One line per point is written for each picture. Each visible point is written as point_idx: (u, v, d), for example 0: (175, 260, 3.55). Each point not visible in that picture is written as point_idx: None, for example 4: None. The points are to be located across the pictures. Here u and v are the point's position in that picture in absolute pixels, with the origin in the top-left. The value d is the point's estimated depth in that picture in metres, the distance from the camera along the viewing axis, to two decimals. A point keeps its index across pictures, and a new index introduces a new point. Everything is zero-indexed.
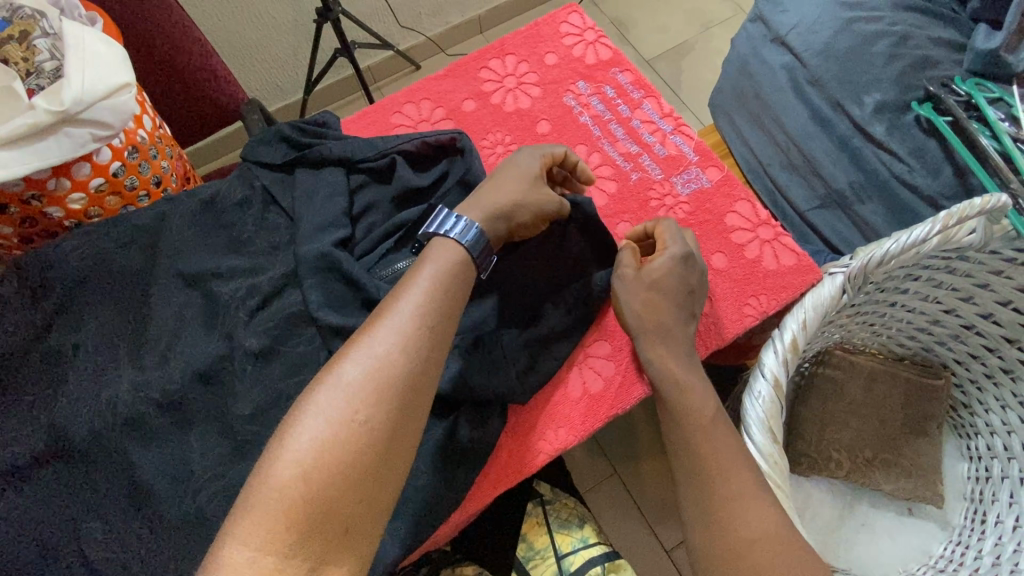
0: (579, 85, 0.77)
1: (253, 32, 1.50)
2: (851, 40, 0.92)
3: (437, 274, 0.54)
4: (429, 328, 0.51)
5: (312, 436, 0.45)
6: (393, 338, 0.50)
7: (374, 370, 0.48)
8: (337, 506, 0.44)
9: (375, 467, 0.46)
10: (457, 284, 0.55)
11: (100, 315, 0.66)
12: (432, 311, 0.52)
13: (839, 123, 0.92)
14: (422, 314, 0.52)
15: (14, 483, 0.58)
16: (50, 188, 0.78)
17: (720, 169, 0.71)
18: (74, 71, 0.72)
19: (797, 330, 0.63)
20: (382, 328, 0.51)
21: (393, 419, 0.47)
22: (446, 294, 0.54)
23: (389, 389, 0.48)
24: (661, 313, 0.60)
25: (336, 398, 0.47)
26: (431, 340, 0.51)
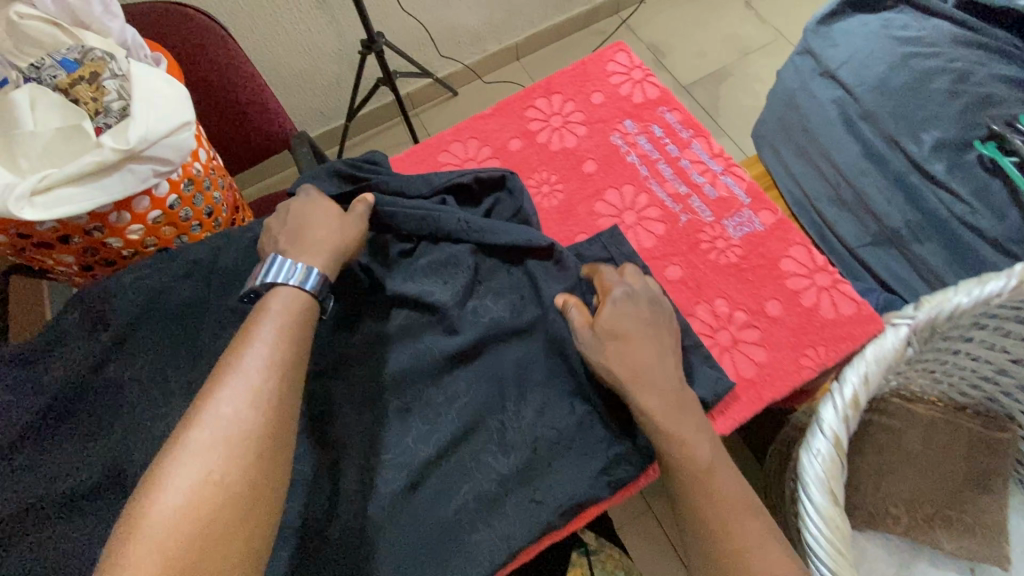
0: (626, 123, 0.76)
1: (300, 61, 1.56)
2: (907, 75, 0.89)
3: (276, 319, 0.54)
4: (287, 364, 0.52)
5: (171, 502, 0.42)
6: (254, 386, 0.49)
7: (228, 426, 0.46)
8: (202, 558, 0.42)
9: (252, 504, 0.45)
10: (297, 322, 0.55)
11: (157, 348, 0.68)
12: (281, 352, 0.52)
13: (894, 160, 0.89)
14: (273, 355, 0.51)
15: (67, 516, 0.59)
16: (111, 221, 0.82)
17: (774, 212, 0.69)
18: (140, 110, 0.75)
19: (858, 385, 0.61)
20: (240, 378, 0.49)
21: (261, 465, 0.46)
22: (292, 335, 0.54)
23: (249, 440, 0.46)
24: (630, 361, 0.56)
25: (203, 454, 0.45)
26: (288, 377, 0.51)
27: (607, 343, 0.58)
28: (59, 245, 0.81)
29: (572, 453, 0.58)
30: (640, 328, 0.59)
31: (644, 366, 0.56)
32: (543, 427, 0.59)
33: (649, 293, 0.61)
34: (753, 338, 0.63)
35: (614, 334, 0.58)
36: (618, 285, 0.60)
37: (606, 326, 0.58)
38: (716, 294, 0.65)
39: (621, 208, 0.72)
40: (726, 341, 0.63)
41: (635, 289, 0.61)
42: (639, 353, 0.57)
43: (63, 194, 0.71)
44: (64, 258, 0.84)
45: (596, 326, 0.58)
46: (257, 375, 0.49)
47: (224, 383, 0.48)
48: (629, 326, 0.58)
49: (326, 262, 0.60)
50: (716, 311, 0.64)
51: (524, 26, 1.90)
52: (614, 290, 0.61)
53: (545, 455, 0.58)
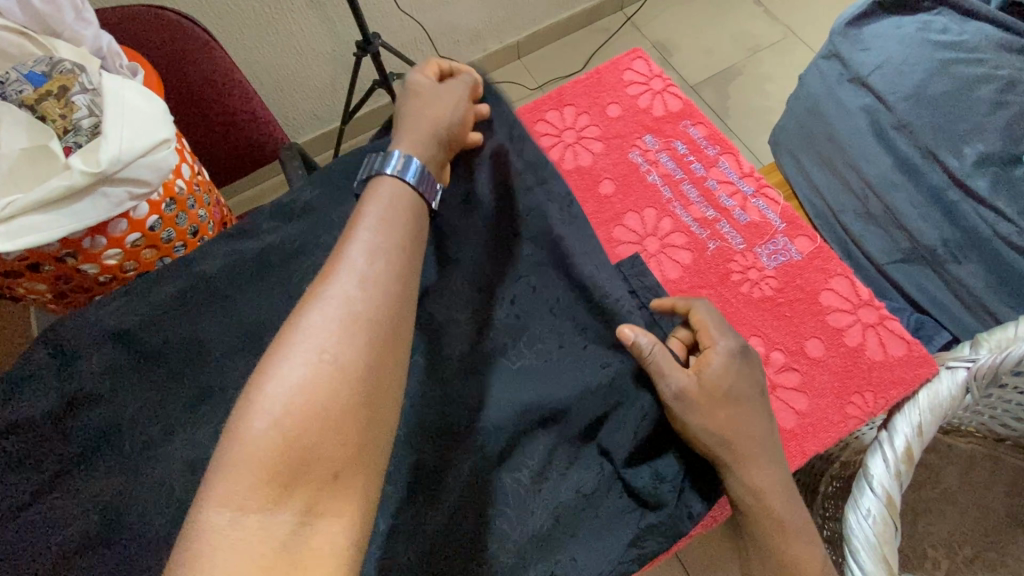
0: (646, 139, 0.70)
1: (292, 63, 1.48)
2: (946, 83, 0.82)
3: (389, 207, 0.46)
4: (401, 249, 0.43)
5: (280, 384, 0.34)
6: (367, 266, 0.41)
7: (353, 311, 0.38)
8: (327, 447, 0.34)
9: (374, 398, 0.36)
10: (411, 216, 0.47)
11: (133, 392, 0.61)
12: (397, 240, 0.43)
13: (930, 174, 0.83)
14: (388, 241, 0.43)
15: None
16: (85, 246, 0.75)
17: (811, 240, 0.63)
18: (112, 127, 0.68)
19: (911, 436, 0.55)
20: (353, 267, 0.40)
21: (379, 353, 0.38)
22: (405, 225, 0.45)
23: (364, 323, 0.38)
24: (739, 428, 0.52)
25: (314, 333, 0.36)
26: (408, 271, 0.43)
27: (714, 405, 0.52)
28: (28, 274, 0.74)
29: (596, 519, 0.53)
30: (747, 389, 0.53)
31: (750, 437, 0.52)
32: (564, 490, 0.53)
33: (753, 354, 0.55)
34: (792, 383, 0.57)
35: (718, 395, 0.52)
36: (724, 337, 0.54)
37: (714, 384, 0.52)
38: (750, 332, 0.59)
39: (642, 234, 0.65)
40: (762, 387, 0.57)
41: (746, 347, 0.55)
42: (748, 420, 0.52)
43: (28, 222, 0.65)
44: (34, 286, 0.77)
45: (701, 383, 0.53)
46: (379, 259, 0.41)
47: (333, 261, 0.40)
48: (734, 391, 0.53)
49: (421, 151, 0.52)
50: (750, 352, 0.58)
51: (525, 24, 1.82)
52: (720, 342, 0.55)
53: (566, 522, 0.52)
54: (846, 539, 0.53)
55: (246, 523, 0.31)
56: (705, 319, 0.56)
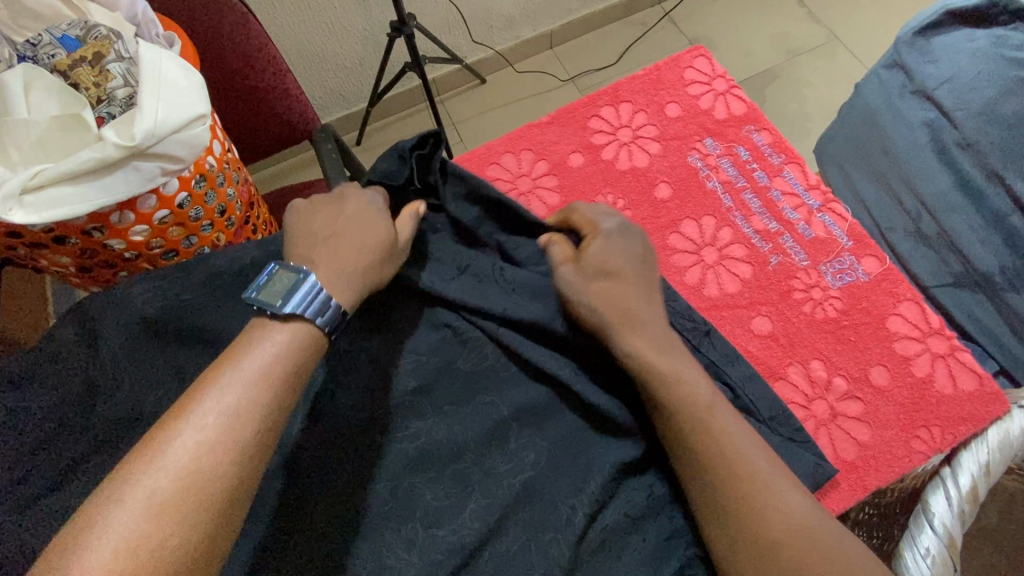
0: (707, 143, 0.66)
1: (323, 40, 1.44)
2: (1021, 103, 0.76)
3: (273, 346, 0.45)
4: (275, 404, 0.43)
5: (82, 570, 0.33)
6: (228, 422, 0.40)
7: (188, 477, 0.38)
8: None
9: None
10: (297, 362, 0.45)
11: (165, 377, 0.59)
12: (261, 398, 0.42)
13: (994, 197, 0.79)
14: (250, 396, 0.42)
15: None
16: (114, 221, 0.72)
17: (880, 260, 0.60)
18: (147, 100, 0.65)
19: (978, 475, 0.49)
20: (201, 418, 0.40)
21: (216, 531, 0.38)
22: (283, 374, 0.44)
23: (202, 504, 0.38)
24: (619, 301, 0.55)
25: (125, 511, 0.36)
26: (265, 432, 0.42)
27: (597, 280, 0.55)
28: (53, 246, 0.72)
29: (643, 542, 0.51)
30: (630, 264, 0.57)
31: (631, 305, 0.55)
32: (611, 511, 0.52)
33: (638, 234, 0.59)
34: (854, 412, 0.55)
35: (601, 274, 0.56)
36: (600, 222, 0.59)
37: (595, 266, 0.56)
38: (811, 355, 0.57)
39: (699, 243, 0.62)
40: (821, 414, 0.55)
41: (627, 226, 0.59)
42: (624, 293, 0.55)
43: (56, 193, 0.62)
44: (58, 259, 0.74)
45: (583, 261, 0.57)
46: (229, 420, 0.40)
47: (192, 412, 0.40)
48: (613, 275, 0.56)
49: (338, 291, 0.49)
50: (811, 374, 0.56)
51: (561, 12, 1.77)
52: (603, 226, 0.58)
53: (612, 544, 0.51)
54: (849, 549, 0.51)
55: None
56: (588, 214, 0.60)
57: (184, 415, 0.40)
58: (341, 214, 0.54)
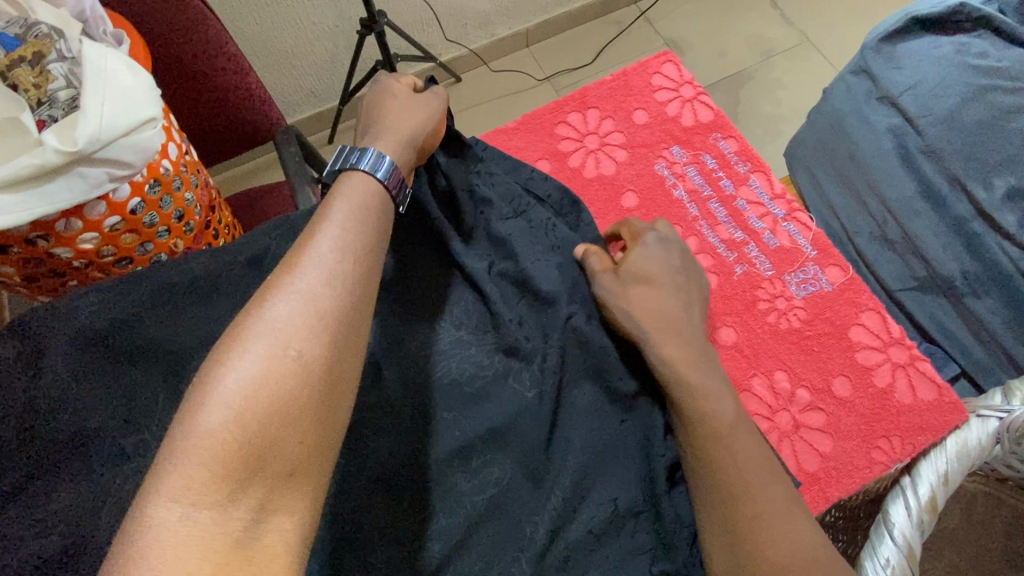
0: (673, 150, 0.66)
1: (290, 36, 1.40)
2: (982, 110, 0.78)
3: (354, 206, 0.49)
4: (366, 252, 0.47)
5: (236, 380, 0.37)
6: (332, 267, 0.44)
7: (309, 304, 0.41)
8: (277, 445, 0.36)
9: (316, 403, 0.39)
10: (377, 219, 0.50)
11: (104, 396, 0.55)
12: (354, 243, 0.46)
13: (956, 204, 0.80)
14: (345, 242, 0.46)
15: None
16: (60, 229, 0.69)
17: (844, 270, 0.60)
18: (92, 101, 0.62)
19: (936, 484, 0.50)
20: (310, 261, 0.44)
21: (335, 359, 0.41)
22: (369, 225, 0.48)
23: (324, 325, 0.41)
24: (655, 309, 0.56)
25: (265, 333, 0.39)
26: (363, 272, 0.45)
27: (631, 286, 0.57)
28: None
29: (605, 557, 0.51)
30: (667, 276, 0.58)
31: (663, 315, 0.56)
32: (575, 528, 0.51)
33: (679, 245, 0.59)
34: (816, 423, 0.56)
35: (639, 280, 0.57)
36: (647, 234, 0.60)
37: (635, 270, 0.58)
38: (776, 366, 0.57)
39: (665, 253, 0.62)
40: (783, 424, 0.56)
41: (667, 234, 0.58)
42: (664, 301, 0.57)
43: None
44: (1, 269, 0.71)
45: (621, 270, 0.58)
46: (334, 259, 0.44)
47: (304, 253, 0.44)
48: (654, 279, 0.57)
49: (400, 155, 0.54)
50: (774, 385, 0.56)
51: (536, 11, 1.76)
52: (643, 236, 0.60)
53: (576, 561, 0.50)
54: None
55: (199, 518, 0.32)
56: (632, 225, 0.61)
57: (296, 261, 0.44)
58: (376, 100, 0.58)
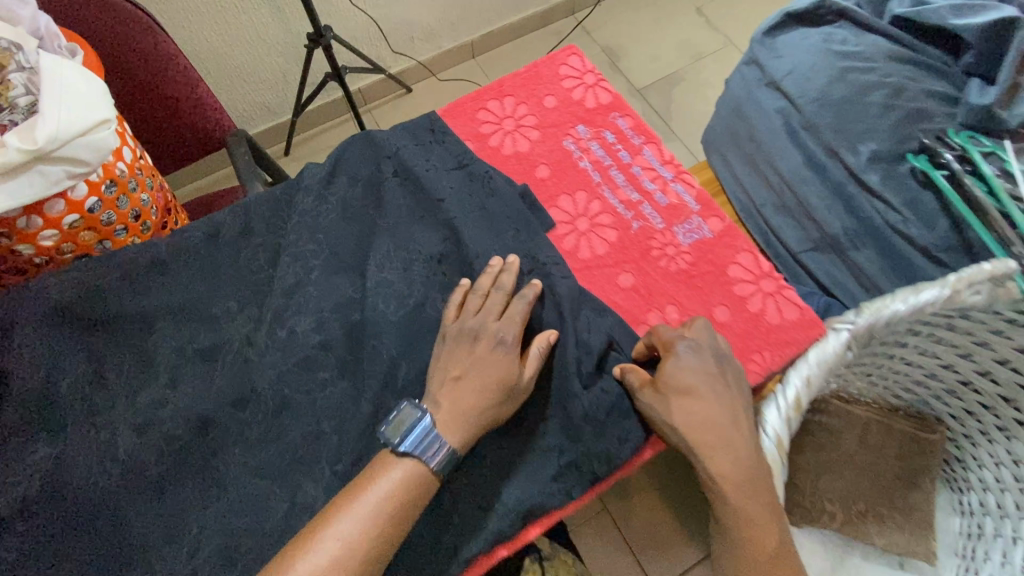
0: (579, 128, 0.75)
1: (241, 54, 1.47)
2: (845, 88, 0.89)
3: (404, 469, 0.54)
4: (404, 508, 0.53)
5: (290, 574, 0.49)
6: (364, 522, 0.52)
7: (348, 544, 0.51)
8: None
9: None
10: (420, 487, 0.54)
11: (81, 358, 0.62)
12: (394, 496, 0.53)
13: (835, 170, 0.91)
14: (387, 495, 0.53)
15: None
16: (20, 226, 0.74)
17: (722, 219, 0.69)
18: (49, 106, 0.68)
19: (800, 388, 0.61)
20: (358, 503, 0.52)
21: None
22: (414, 489, 0.54)
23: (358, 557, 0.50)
24: (701, 420, 0.57)
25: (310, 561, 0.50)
26: (399, 519, 0.52)
27: (674, 398, 0.58)
28: None
29: (521, 470, 0.59)
30: (711, 388, 0.59)
31: (706, 428, 0.57)
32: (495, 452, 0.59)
33: (714, 347, 0.60)
34: None
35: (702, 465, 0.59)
36: (679, 344, 0.59)
37: (672, 385, 0.58)
38: (667, 301, 0.66)
39: (573, 215, 0.71)
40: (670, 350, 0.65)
41: (701, 342, 0.60)
42: (707, 410, 0.58)
43: None
44: None
45: (661, 384, 0.59)
46: (376, 508, 0.52)
47: (361, 492, 0.53)
48: (689, 405, 0.58)
49: (457, 435, 0.56)
50: (666, 318, 0.65)
51: (479, 24, 1.87)
52: (678, 344, 0.60)
53: (491, 480, 0.58)
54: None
55: None
56: (663, 332, 0.61)
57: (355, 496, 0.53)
58: (456, 334, 0.60)
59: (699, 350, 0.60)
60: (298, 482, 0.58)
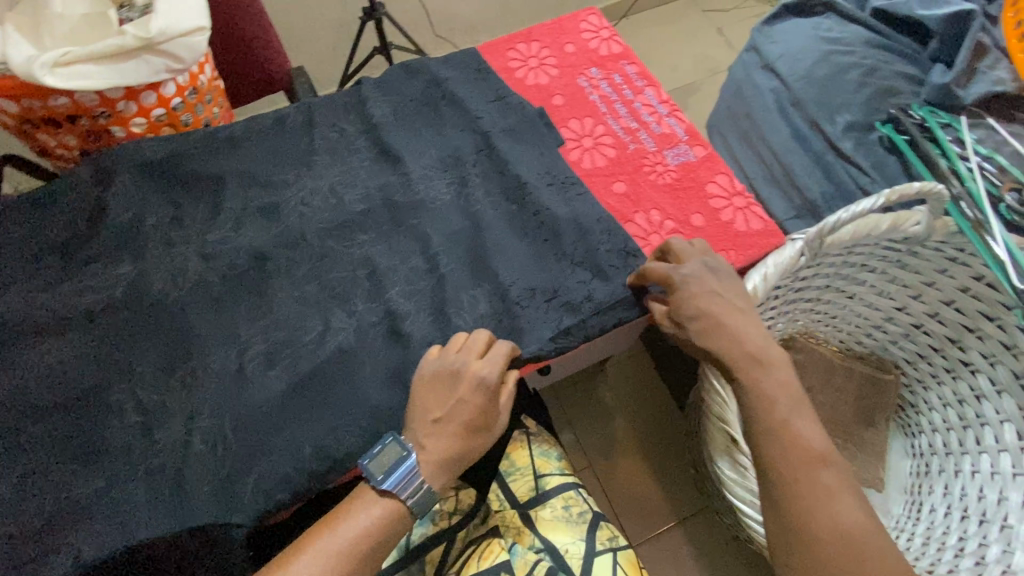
0: (592, 70, 0.89)
1: (301, 21, 1.65)
2: (828, 67, 1.04)
3: (372, 512, 0.60)
4: (372, 550, 0.59)
5: None
6: (335, 561, 0.57)
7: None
8: None
9: None
10: (386, 533, 0.60)
11: (165, 204, 0.76)
12: (363, 539, 0.59)
13: (815, 140, 1.03)
14: (356, 538, 0.59)
15: (90, 325, 0.67)
16: (119, 108, 0.89)
17: (706, 148, 0.82)
18: (162, 8, 0.83)
19: (759, 283, 0.72)
20: (329, 542, 0.58)
21: None
22: (381, 533, 0.60)
23: None
24: (722, 335, 0.64)
25: None
26: (366, 560, 0.59)
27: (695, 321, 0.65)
28: (67, 125, 0.88)
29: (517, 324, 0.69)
30: (726, 300, 0.66)
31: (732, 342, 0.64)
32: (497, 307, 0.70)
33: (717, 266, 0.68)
34: (678, 241, 0.76)
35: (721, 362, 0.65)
36: (676, 272, 0.66)
37: (688, 313, 0.65)
38: (652, 207, 0.78)
39: (580, 135, 0.84)
40: (650, 244, 0.76)
41: (708, 262, 0.68)
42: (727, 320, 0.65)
43: (82, 69, 0.80)
44: (67, 138, 0.90)
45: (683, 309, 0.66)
46: (346, 551, 0.58)
47: (331, 535, 0.58)
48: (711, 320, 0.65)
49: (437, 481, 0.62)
50: (650, 219, 0.77)
51: (515, 23, 2.05)
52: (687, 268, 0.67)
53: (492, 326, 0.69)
54: (733, 441, 0.75)
55: None
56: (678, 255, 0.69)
57: (326, 532, 0.59)
58: (439, 382, 0.62)
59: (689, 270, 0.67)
60: (331, 310, 0.70)
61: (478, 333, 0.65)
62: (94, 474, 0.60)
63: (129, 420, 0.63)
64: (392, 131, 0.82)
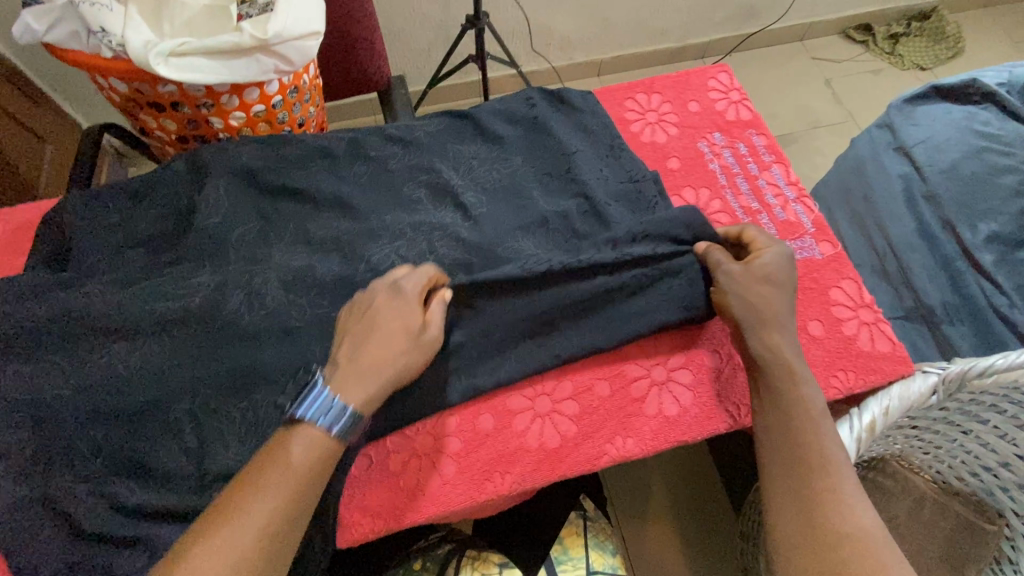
0: (715, 135, 0.81)
1: (402, 19, 1.62)
2: (977, 166, 0.93)
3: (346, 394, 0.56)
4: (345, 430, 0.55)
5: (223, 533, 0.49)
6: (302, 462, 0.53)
7: (264, 516, 0.50)
8: None
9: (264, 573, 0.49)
10: (369, 396, 0.57)
11: (250, 215, 0.73)
12: (341, 423, 0.55)
13: (947, 242, 0.92)
14: (333, 426, 0.55)
15: (163, 334, 0.65)
16: (222, 101, 0.87)
17: (834, 246, 0.73)
18: (282, 8, 0.80)
19: (877, 415, 0.65)
20: (301, 433, 0.54)
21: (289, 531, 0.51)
22: (352, 421, 0.56)
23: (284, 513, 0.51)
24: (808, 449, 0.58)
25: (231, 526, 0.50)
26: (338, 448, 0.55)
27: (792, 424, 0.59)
28: (170, 110, 0.87)
29: None
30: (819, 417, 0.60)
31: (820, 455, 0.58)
32: None
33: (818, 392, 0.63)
34: None
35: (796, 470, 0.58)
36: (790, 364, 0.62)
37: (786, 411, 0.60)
38: None
39: (693, 208, 0.77)
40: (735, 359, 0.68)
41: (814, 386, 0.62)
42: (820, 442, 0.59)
43: (193, 63, 0.78)
44: (167, 123, 0.90)
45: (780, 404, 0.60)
46: (321, 439, 0.54)
47: (302, 429, 0.54)
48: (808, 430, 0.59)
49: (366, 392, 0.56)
50: None
51: (613, 46, 1.97)
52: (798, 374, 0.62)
53: None
54: None
55: None
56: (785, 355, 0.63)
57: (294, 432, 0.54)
58: (375, 315, 0.60)
59: (768, 292, 0.65)
60: None
61: (421, 268, 0.64)
62: (144, 497, 0.59)
63: (185, 445, 0.61)
64: (492, 171, 0.77)
